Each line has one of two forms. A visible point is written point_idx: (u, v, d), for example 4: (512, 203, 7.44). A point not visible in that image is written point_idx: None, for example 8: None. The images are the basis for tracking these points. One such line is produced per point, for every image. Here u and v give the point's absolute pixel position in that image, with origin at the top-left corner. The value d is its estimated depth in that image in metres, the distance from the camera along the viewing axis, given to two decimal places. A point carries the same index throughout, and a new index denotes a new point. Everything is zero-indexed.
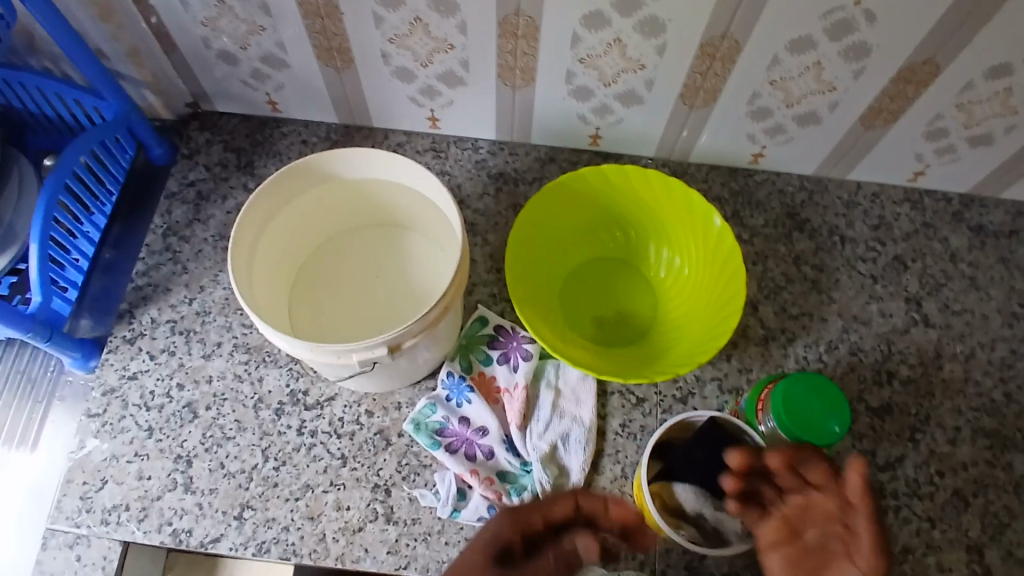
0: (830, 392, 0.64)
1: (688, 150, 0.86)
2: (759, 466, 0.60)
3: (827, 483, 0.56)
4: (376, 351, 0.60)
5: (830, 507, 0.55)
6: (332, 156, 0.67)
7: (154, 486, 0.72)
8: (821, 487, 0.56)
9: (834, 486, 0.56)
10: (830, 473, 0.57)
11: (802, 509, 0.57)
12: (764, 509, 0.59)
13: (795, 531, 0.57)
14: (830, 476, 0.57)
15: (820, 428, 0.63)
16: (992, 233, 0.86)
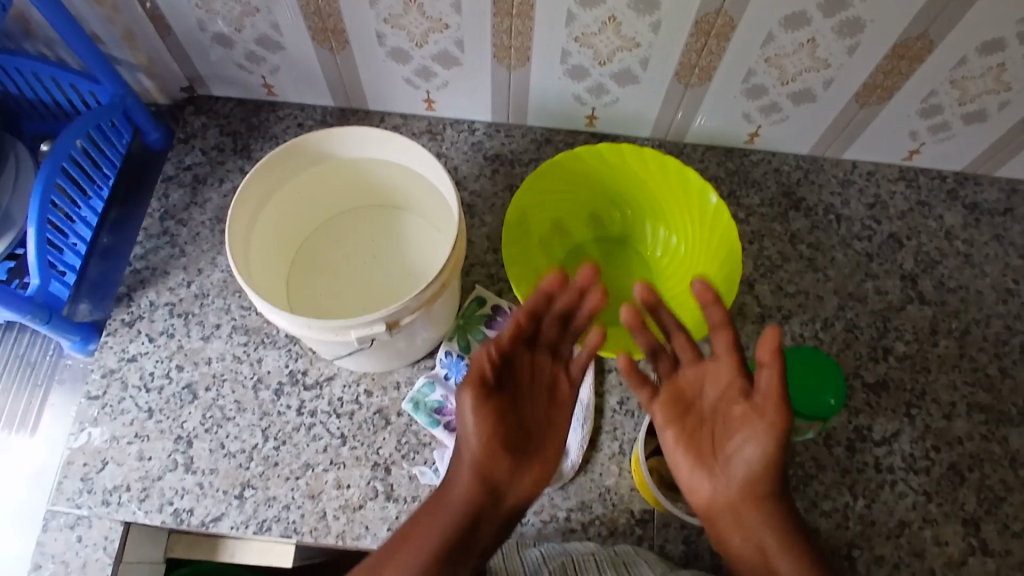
0: (826, 366, 0.65)
1: (683, 130, 0.86)
2: (661, 316, 0.62)
3: (726, 337, 0.57)
4: (374, 327, 0.60)
5: (722, 357, 0.57)
6: (328, 135, 0.67)
7: (154, 467, 0.73)
8: (717, 343, 0.58)
9: (725, 342, 0.57)
10: (729, 335, 0.57)
11: (700, 377, 0.60)
12: (670, 365, 0.61)
13: (687, 398, 0.60)
14: (726, 330, 0.57)
15: (817, 402, 0.63)
16: (986, 211, 0.87)
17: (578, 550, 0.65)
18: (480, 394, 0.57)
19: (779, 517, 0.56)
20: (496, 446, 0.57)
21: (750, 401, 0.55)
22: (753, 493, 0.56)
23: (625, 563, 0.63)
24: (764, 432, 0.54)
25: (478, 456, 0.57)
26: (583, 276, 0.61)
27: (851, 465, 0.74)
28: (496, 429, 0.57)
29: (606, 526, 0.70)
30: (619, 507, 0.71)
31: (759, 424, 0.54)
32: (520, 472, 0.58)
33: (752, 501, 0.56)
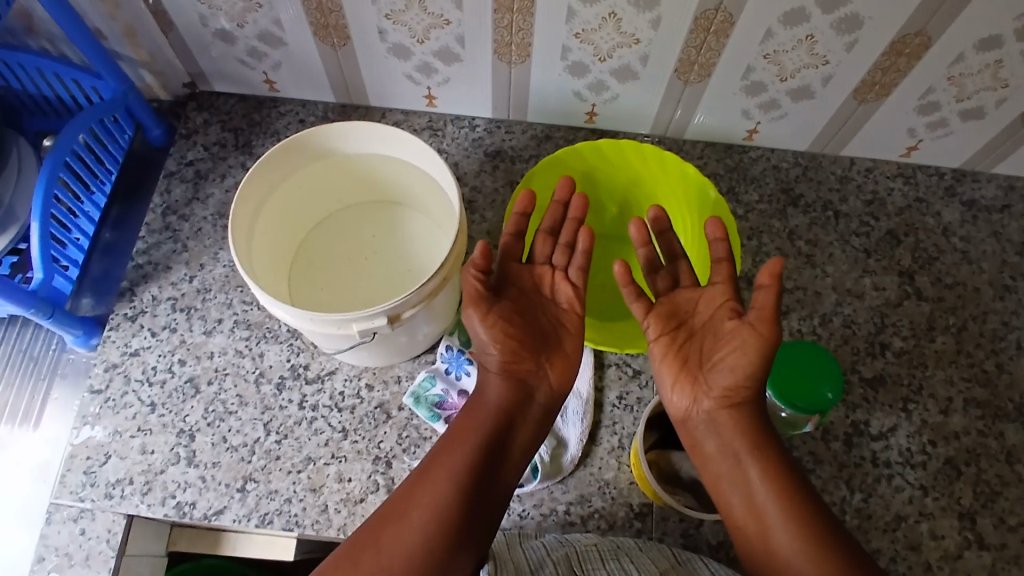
0: (823, 360, 0.65)
1: (683, 127, 0.87)
2: (668, 240, 0.66)
3: (725, 268, 0.61)
4: (376, 321, 0.61)
5: (719, 282, 0.61)
6: (329, 130, 0.67)
7: (157, 460, 0.73)
8: (718, 270, 0.61)
9: (726, 270, 0.61)
10: (728, 268, 0.61)
11: (692, 300, 0.63)
12: (665, 284, 0.65)
13: (678, 315, 0.63)
14: (726, 263, 0.62)
15: (815, 396, 0.64)
16: (984, 207, 0.87)
17: (580, 541, 0.64)
18: (486, 300, 0.60)
19: (756, 429, 0.58)
20: (512, 351, 0.61)
21: (737, 323, 0.58)
22: (734, 404, 0.58)
23: (629, 555, 0.62)
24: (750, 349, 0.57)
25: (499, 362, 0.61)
26: (559, 189, 0.68)
27: (849, 460, 0.75)
28: (509, 336, 0.61)
29: (605, 520, 0.71)
30: (618, 501, 0.72)
31: (746, 344, 0.57)
32: (542, 370, 0.62)
33: (733, 411, 0.59)
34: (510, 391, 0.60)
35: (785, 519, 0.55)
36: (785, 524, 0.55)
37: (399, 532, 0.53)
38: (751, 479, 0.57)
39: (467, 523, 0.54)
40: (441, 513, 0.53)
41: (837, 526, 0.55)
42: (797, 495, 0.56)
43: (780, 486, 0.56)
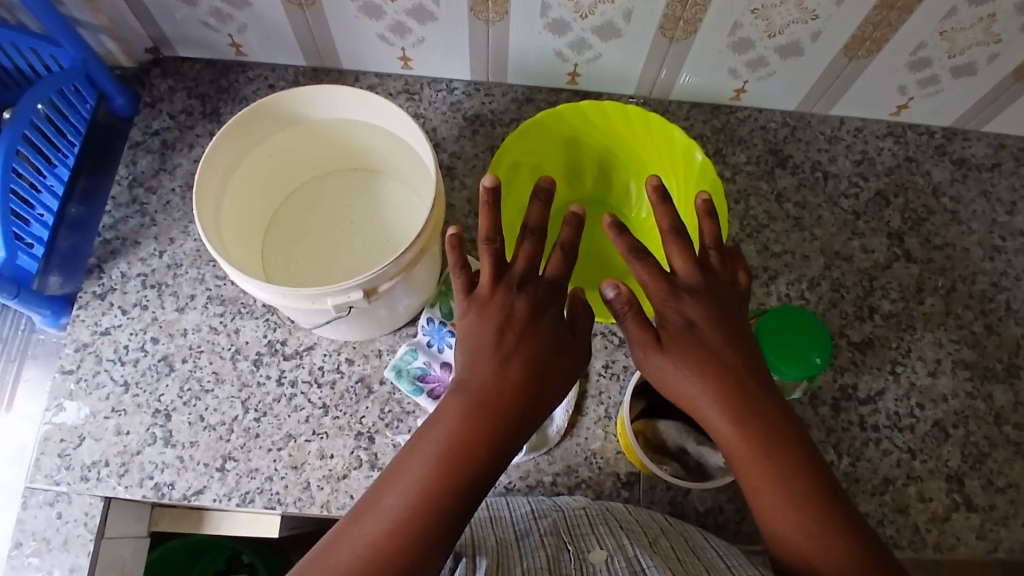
0: (807, 322, 0.65)
1: (668, 87, 0.84)
2: None
3: (671, 242, 0.54)
4: (351, 295, 0.59)
5: (642, 276, 0.52)
6: (296, 95, 0.64)
7: (133, 441, 0.71)
8: (637, 266, 0.53)
9: (646, 252, 0.53)
10: (680, 249, 0.53)
11: None
12: None
13: None
14: (677, 244, 0.54)
15: (800, 354, 0.63)
16: (974, 166, 0.86)
17: (569, 507, 0.62)
18: (470, 308, 0.51)
19: (742, 407, 0.49)
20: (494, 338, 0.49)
21: (663, 328, 0.52)
22: (708, 395, 0.50)
23: (618, 518, 0.60)
24: (687, 345, 0.51)
25: (500, 350, 0.49)
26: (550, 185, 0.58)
27: (836, 424, 0.74)
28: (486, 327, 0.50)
29: (592, 489, 0.71)
30: (605, 471, 0.71)
31: (677, 344, 0.51)
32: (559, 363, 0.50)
33: (705, 399, 0.50)
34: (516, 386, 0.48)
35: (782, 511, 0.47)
36: (782, 516, 0.47)
37: (351, 554, 0.42)
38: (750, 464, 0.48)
39: (438, 547, 0.43)
40: (407, 535, 0.42)
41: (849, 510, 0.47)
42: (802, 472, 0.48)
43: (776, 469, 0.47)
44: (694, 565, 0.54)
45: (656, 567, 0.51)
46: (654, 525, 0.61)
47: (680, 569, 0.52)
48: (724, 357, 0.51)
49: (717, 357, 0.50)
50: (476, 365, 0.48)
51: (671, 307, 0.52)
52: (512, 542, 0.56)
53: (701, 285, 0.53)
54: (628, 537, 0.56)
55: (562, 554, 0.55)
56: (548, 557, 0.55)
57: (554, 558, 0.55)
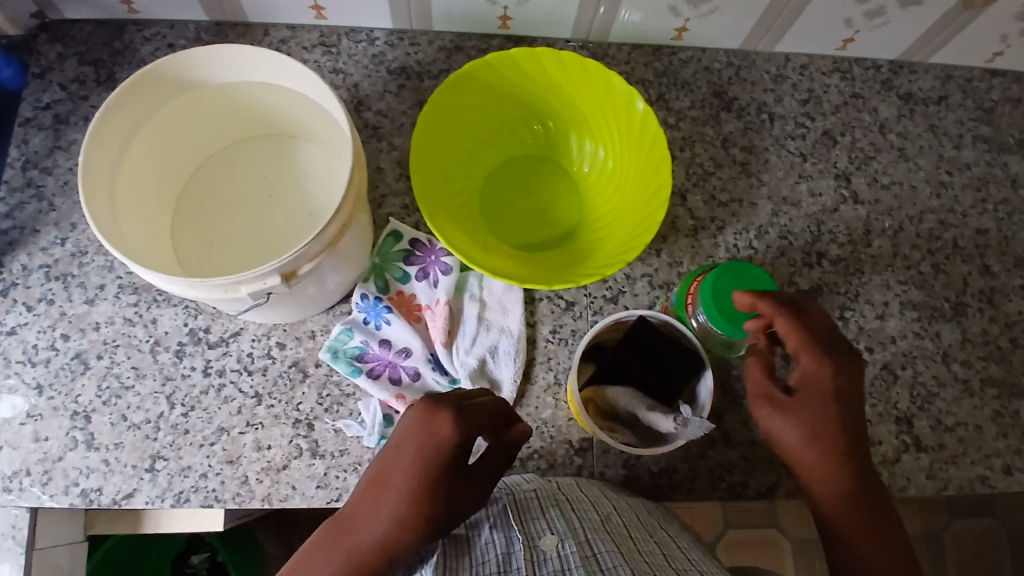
0: (741, 267, 0.64)
1: (606, 29, 0.79)
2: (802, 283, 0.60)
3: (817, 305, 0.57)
4: (268, 281, 0.54)
5: (786, 334, 0.56)
6: (189, 57, 0.57)
7: (53, 447, 0.66)
8: (782, 324, 0.56)
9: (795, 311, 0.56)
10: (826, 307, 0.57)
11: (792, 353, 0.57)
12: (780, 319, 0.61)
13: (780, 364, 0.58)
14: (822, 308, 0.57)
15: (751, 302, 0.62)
16: (920, 100, 0.83)
17: (520, 491, 0.60)
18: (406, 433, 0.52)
19: (846, 463, 0.55)
20: (393, 472, 0.51)
21: (805, 390, 0.56)
22: (812, 455, 0.55)
23: (568, 498, 0.58)
24: (816, 408, 0.55)
25: (388, 487, 0.50)
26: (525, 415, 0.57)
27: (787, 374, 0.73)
28: (396, 460, 0.51)
29: (545, 459, 0.69)
30: (557, 439, 0.69)
31: (800, 402, 0.56)
32: (448, 499, 0.50)
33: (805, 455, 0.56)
34: (400, 526, 0.49)
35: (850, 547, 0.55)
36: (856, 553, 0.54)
37: None
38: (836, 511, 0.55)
39: None
40: None
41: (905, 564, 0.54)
42: (870, 526, 0.55)
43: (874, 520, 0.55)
44: (646, 545, 0.54)
45: (607, 551, 0.51)
46: (604, 500, 0.60)
47: (631, 551, 0.52)
48: (842, 418, 0.55)
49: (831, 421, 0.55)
50: (370, 498, 0.51)
51: (813, 364, 0.55)
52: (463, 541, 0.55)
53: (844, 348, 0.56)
54: (577, 516, 0.55)
55: (512, 545, 0.53)
56: (498, 556, 0.53)
57: (504, 554, 0.53)
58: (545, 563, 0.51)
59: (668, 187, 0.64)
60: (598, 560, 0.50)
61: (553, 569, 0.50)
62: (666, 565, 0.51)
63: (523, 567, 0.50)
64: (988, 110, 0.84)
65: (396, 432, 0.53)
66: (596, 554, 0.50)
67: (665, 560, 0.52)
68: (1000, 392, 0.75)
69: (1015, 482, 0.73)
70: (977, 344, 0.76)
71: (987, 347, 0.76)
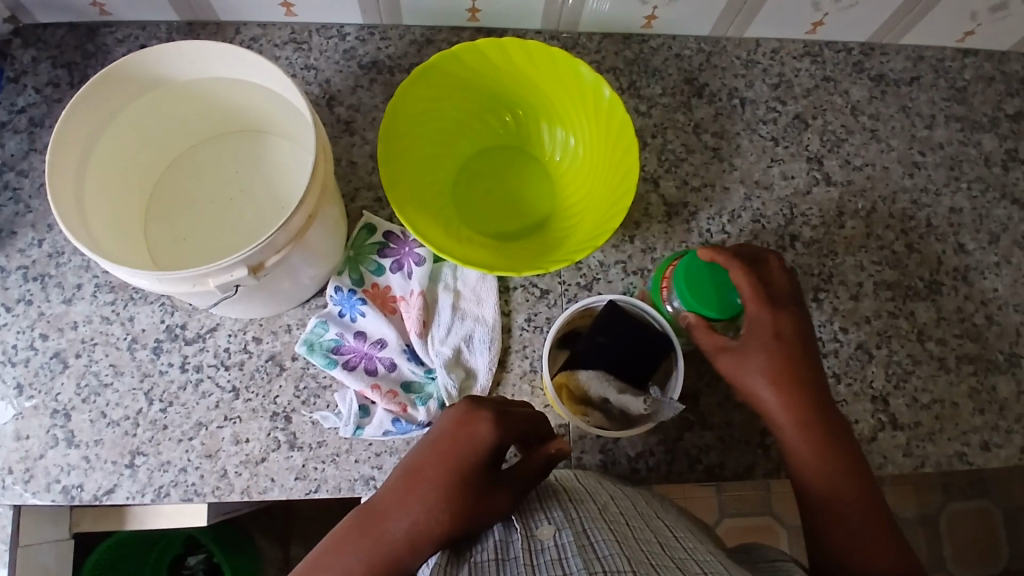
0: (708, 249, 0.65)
1: (575, 20, 0.79)
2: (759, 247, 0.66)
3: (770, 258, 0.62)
4: (235, 273, 0.55)
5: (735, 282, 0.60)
6: (152, 56, 0.58)
7: (34, 445, 0.67)
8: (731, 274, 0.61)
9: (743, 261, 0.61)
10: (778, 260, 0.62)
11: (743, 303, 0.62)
12: None
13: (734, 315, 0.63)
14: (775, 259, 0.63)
15: (725, 285, 0.62)
16: (892, 81, 0.84)
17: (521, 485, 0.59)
18: (447, 421, 0.52)
19: (801, 401, 0.58)
20: (432, 462, 0.50)
21: (752, 333, 0.60)
22: (771, 388, 0.59)
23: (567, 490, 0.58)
24: (765, 343, 0.59)
25: (425, 480, 0.49)
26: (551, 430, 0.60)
27: None
28: (437, 449, 0.50)
29: None
30: None
31: (751, 339, 0.60)
32: (485, 497, 0.49)
33: (763, 390, 0.59)
34: (435, 517, 0.48)
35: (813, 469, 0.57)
36: (818, 473, 0.57)
37: None
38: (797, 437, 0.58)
39: None
40: None
41: (867, 479, 0.57)
42: (833, 448, 0.57)
43: (835, 452, 0.57)
44: (642, 535, 0.53)
45: (604, 539, 0.49)
46: (598, 494, 0.59)
47: (629, 539, 0.50)
48: (789, 350, 0.59)
49: (780, 353, 0.59)
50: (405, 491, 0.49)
51: (758, 309, 0.60)
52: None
53: (789, 295, 0.61)
54: (575, 508, 0.54)
55: (511, 535, 0.52)
56: (497, 544, 0.52)
57: (503, 543, 0.52)
58: (542, 552, 0.49)
59: (636, 172, 0.65)
60: (595, 549, 0.48)
61: (549, 559, 0.49)
62: (662, 553, 0.50)
63: (521, 556, 0.49)
64: (961, 89, 0.84)
65: (432, 430, 0.53)
66: (593, 543, 0.49)
67: (662, 548, 0.51)
68: (976, 369, 0.76)
69: (993, 458, 0.73)
70: (952, 322, 0.77)
71: (963, 324, 0.77)
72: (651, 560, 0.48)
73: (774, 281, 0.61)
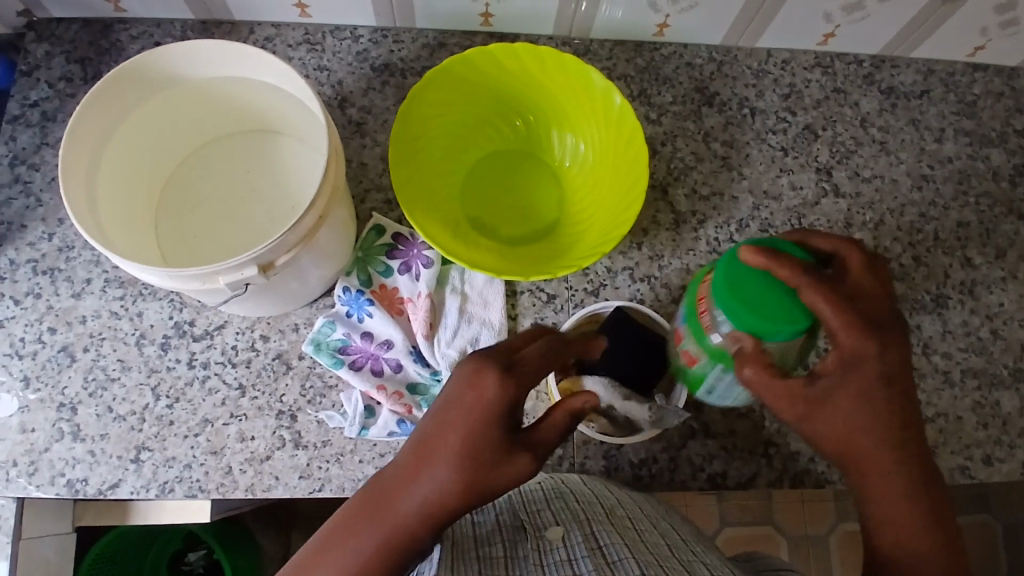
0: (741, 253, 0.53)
1: (587, 27, 0.80)
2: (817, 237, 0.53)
3: (850, 254, 0.51)
4: (246, 271, 0.55)
5: (819, 302, 0.48)
6: (166, 55, 0.59)
7: (40, 438, 0.67)
8: (815, 294, 0.48)
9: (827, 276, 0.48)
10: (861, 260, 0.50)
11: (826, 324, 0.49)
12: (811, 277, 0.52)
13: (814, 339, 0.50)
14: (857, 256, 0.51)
15: (779, 282, 0.50)
16: (902, 94, 0.84)
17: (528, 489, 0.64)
18: (462, 383, 0.48)
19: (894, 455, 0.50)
20: (446, 429, 0.47)
21: (841, 374, 0.49)
22: (864, 439, 0.49)
23: (573, 491, 0.62)
24: (862, 388, 0.48)
25: (434, 456, 0.47)
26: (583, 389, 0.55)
27: None
28: (451, 414, 0.47)
29: None
30: None
31: (841, 381, 0.49)
32: (502, 466, 0.46)
33: (852, 442, 0.50)
34: (456, 488, 0.46)
35: (892, 527, 0.51)
36: (904, 529, 0.51)
37: None
38: (884, 492, 0.51)
39: None
40: None
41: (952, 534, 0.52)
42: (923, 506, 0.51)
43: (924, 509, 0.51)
44: (650, 537, 0.55)
45: (613, 543, 0.53)
46: (608, 493, 0.61)
47: (635, 540, 0.54)
48: (889, 395, 0.49)
49: (878, 398, 0.49)
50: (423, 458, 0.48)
51: (855, 342, 0.48)
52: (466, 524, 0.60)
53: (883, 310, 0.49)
54: (581, 507, 0.58)
55: (519, 537, 0.57)
56: (506, 543, 0.56)
57: (513, 543, 0.56)
58: (552, 553, 0.54)
59: (646, 179, 0.65)
60: (605, 552, 0.52)
61: (559, 559, 0.53)
62: (670, 555, 0.52)
63: (532, 557, 0.54)
64: (971, 103, 0.84)
65: (445, 390, 0.49)
66: (603, 546, 0.53)
67: (668, 549, 0.53)
68: (981, 383, 0.76)
69: (995, 472, 0.74)
70: (958, 336, 0.77)
71: (968, 338, 0.77)
72: (657, 560, 0.52)
73: (863, 295, 0.49)
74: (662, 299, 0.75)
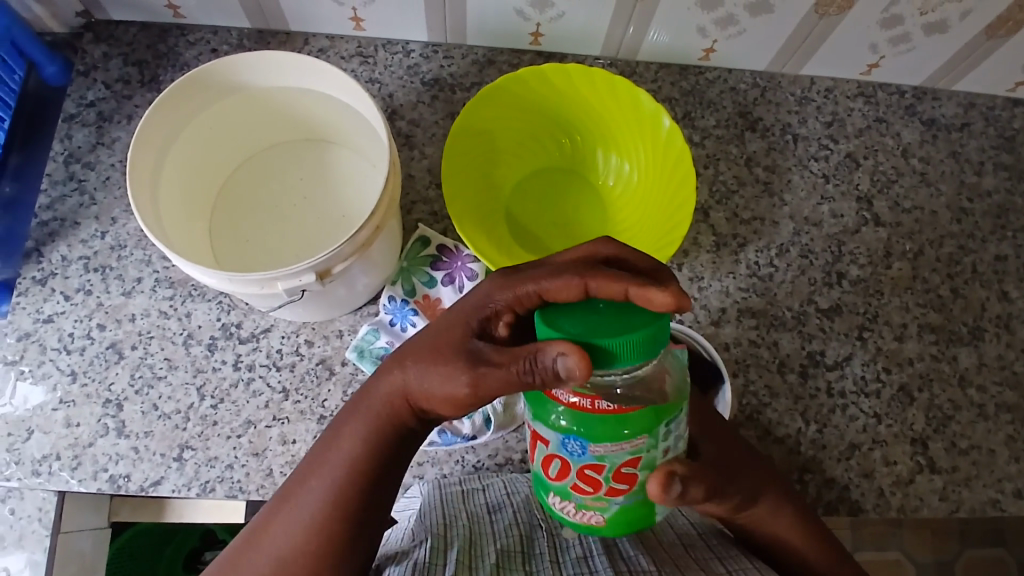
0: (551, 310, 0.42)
1: (635, 49, 0.81)
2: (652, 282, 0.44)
3: None
4: (303, 278, 0.56)
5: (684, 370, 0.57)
6: (233, 64, 0.60)
7: (84, 433, 0.68)
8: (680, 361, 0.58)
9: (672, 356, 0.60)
10: None
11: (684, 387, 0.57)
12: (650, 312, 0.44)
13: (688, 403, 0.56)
14: None
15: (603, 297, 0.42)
16: (943, 126, 0.84)
17: None
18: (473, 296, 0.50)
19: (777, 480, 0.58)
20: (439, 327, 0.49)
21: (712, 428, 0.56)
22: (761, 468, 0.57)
23: None
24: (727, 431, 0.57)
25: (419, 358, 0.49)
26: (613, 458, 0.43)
27: (804, 392, 0.74)
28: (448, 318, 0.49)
29: None
30: None
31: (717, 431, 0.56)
32: (443, 366, 0.46)
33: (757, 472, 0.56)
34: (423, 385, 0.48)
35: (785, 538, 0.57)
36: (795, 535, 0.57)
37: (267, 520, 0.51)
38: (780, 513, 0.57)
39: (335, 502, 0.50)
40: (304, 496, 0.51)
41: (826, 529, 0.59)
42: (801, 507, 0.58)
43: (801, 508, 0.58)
44: (666, 538, 0.59)
45: (628, 540, 0.57)
46: None
47: (653, 542, 0.58)
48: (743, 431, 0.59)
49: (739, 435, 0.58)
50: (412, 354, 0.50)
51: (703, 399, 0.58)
52: (484, 520, 0.61)
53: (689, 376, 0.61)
54: None
55: (534, 531, 0.59)
56: (521, 536, 0.59)
57: (526, 536, 0.59)
58: (567, 550, 0.57)
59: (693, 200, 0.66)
60: (619, 548, 0.56)
61: (574, 556, 0.56)
62: (686, 555, 0.56)
63: (547, 552, 0.57)
64: (1010, 138, 0.85)
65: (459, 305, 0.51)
66: (618, 543, 0.57)
67: (683, 548, 0.57)
68: (1014, 418, 0.76)
69: None
70: (993, 369, 0.77)
71: (1003, 372, 0.77)
72: (672, 562, 0.55)
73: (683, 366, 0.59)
74: (701, 321, 0.75)
